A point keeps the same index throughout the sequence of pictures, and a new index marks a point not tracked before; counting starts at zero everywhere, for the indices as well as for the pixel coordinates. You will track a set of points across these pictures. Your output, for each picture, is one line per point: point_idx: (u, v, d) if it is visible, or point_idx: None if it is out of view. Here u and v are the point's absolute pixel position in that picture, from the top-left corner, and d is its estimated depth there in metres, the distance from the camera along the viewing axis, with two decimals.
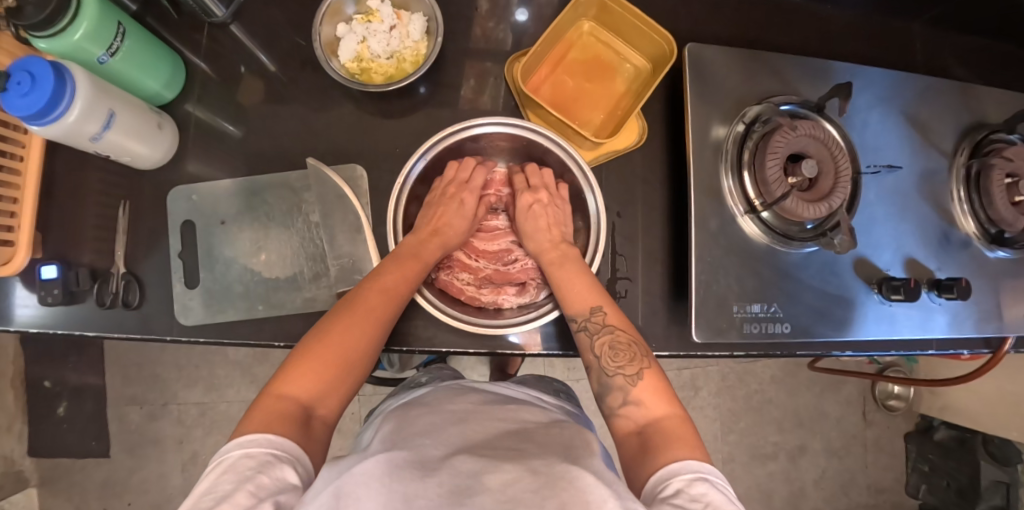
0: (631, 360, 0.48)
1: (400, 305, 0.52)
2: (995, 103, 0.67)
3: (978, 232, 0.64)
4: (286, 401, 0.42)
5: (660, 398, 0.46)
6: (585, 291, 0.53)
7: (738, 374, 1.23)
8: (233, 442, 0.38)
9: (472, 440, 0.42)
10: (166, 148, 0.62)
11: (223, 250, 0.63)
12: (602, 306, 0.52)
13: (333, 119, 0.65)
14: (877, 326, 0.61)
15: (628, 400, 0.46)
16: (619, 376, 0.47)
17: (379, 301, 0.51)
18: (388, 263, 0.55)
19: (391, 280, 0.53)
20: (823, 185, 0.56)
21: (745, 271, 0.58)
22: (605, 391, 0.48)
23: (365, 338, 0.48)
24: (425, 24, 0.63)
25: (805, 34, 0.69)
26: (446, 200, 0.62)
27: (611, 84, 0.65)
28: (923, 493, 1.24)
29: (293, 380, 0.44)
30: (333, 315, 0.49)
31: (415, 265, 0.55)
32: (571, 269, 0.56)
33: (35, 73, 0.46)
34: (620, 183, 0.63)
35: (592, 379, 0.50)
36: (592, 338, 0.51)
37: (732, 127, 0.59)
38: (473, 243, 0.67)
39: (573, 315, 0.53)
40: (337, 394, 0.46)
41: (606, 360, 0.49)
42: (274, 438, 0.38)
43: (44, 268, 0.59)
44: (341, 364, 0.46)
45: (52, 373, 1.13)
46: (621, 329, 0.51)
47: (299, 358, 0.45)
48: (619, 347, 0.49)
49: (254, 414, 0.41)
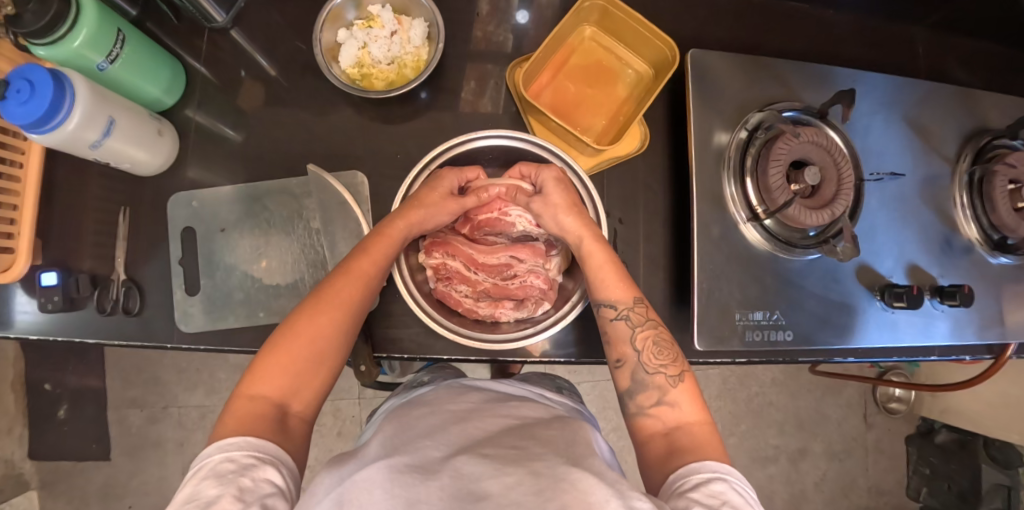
0: (674, 361, 0.47)
1: (369, 290, 0.51)
2: (996, 108, 0.66)
3: (980, 238, 0.64)
4: (259, 401, 0.42)
5: (696, 404, 0.45)
6: (619, 282, 0.51)
7: (739, 377, 1.23)
8: (214, 445, 0.38)
9: (474, 437, 0.42)
10: (167, 153, 0.62)
11: (223, 257, 0.63)
12: (641, 298, 0.51)
13: (333, 124, 0.65)
14: (879, 333, 0.61)
15: (663, 400, 0.46)
16: (660, 374, 0.47)
17: (345, 286, 0.49)
18: (355, 248, 0.53)
19: (362, 264, 0.51)
20: (826, 193, 0.56)
21: (747, 277, 0.58)
22: (638, 388, 0.47)
23: (333, 326, 0.47)
24: (426, 30, 0.63)
25: (807, 38, 0.69)
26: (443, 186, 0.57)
27: (613, 89, 0.65)
28: (924, 496, 1.23)
29: (263, 379, 0.44)
30: (301, 307, 0.48)
31: (383, 244, 0.53)
32: (601, 257, 0.53)
33: (34, 80, 0.46)
34: (622, 189, 0.63)
35: (622, 373, 0.48)
36: (634, 329, 0.49)
37: (734, 134, 0.58)
38: (470, 256, 0.61)
39: (614, 301, 0.51)
40: (311, 388, 0.46)
41: (649, 356, 0.48)
42: (254, 441, 0.38)
43: (45, 275, 0.59)
44: (312, 359, 0.46)
45: (53, 377, 1.13)
46: (663, 327, 0.50)
47: (268, 355, 0.45)
48: (662, 344, 0.48)
49: (228, 419, 0.41)
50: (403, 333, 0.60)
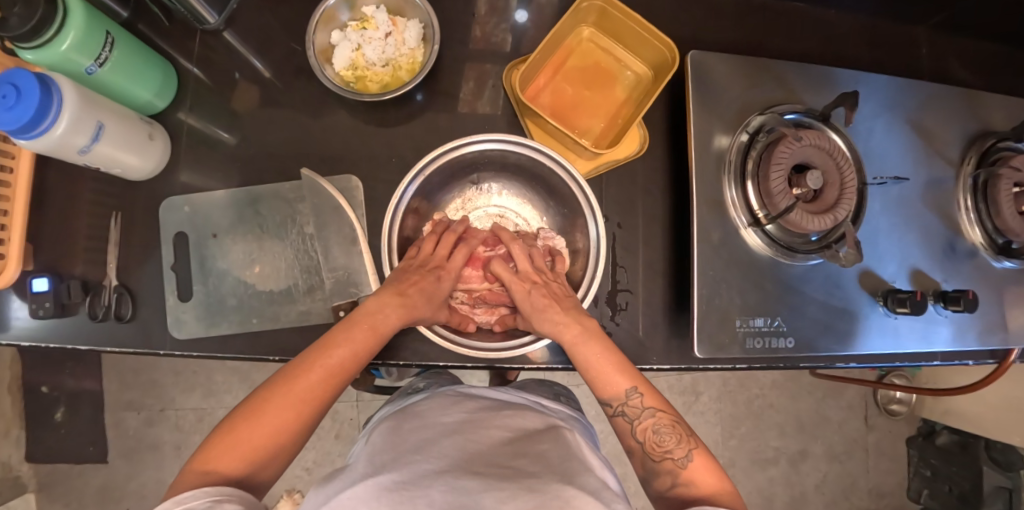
0: (679, 443, 0.48)
1: (343, 382, 0.49)
2: (1001, 110, 0.65)
3: (985, 242, 0.63)
4: (211, 477, 0.41)
5: (711, 473, 0.46)
6: (616, 374, 0.51)
7: (739, 379, 1.22)
8: (168, 501, 0.38)
9: (468, 450, 0.41)
10: (157, 159, 0.61)
11: (216, 262, 0.62)
12: (637, 389, 0.50)
13: (327, 127, 0.64)
14: (881, 339, 0.60)
15: (678, 482, 0.47)
16: (668, 459, 0.48)
17: (322, 378, 0.47)
18: (340, 331, 0.50)
19: (344, 353, 0.49)
20: (828, 197, 0.55)
21: (748, 284, 0.57)
22: (652, 475, 0.48)
23: (302, 415, 0.46)
24: (421, 31, 0.62)
25: (808, 39, 0.68)
26: (416, 273, 0.56)
27: (611, 91, 0.64)
28: (925, 497, 1.22)
29: (219, 455, 0.42)
30: (271, 387, 0.46)
31: (370, 337, 0.51)
32: (597, 349, 0.52)
33: (21, 85, 0.45)
34: (620, 193, 0.62)
35: (635, 461, 0.50)
36: (633, 423, 0.50)
37: (735, 137, 0.57)
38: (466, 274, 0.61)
39: (607, 400, 0.51)
40: (268, 471, 0.45)
41: (651, 446, 0.49)
42: (210, 487, 0.39)
43: (35, 280, 0.58)
44: (271, 446, 0.44)
45: (49, 379, 1.12)
46: (662, 411, 0.50)
47: (227, 434, 0.43)
48: (664, 431, 0.49)
49: (181, 482, 0.41)
50: (399, 340, 0.59)
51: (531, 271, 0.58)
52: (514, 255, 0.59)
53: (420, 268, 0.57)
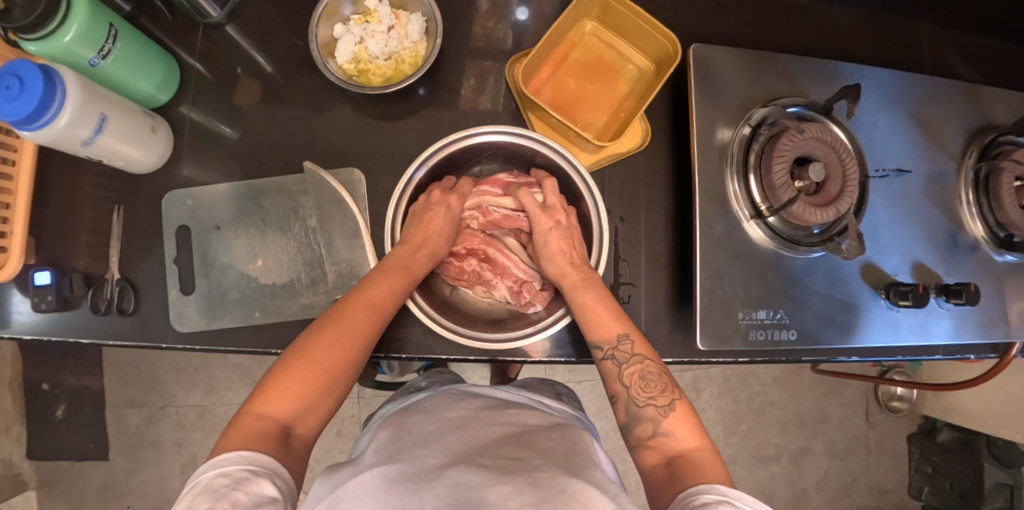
0: (662, 391, 0.47)
1: (382, 320, 0.50)
2: (1003, 104, 0.65)
3: (987, 236, 0.63)
4: (265, 420, 0.41)
5: (693, 431, 0.45)
6: (608, 318, 0.52)
7: (741, 376, 1.22)
8: (208, 462, 0.36)
9: (472, 444, 0.41)
10: (160, 152, 0.61)
11: (218, 255, 0.62)
12: (629, 335, 0.51)
13: (329, 121, 0.64)
14: (883, 331, 0.60)
15: (658, 432, 0.45)
16: (651, 406, 0.47)
17: (363, 315, 0.49)
18: (373, 275, 0.53)
19: (380, 292, 0.51)
20: (831, 189, 0.55)
21: (750, 278, 0.57)
22: (634, 422, 0.47)
23: (349, 353, 0.46)
24: (424, 25, 0.62)
25: (810, 33, 0.68)
26: (426, 210, 0.58)
27: (613, 85, 0.64)
28: (926, 495, 1.22)
29: (274, 397, 0.42)
30: (315, 329, 0.47)
31: (403, 277, 0.53)
32: (594, 296, 0.53)
33: (24, 77, 0.45)
34: (623, 187, 0.62)
35: (619, 408, 0.49)
36: (621, 367, 0.49)
37: (737, 130, 0.57)
38: (482, 197, 0.62)
39: (597, 343, 0.51)
40: (319, 413, 0.44)
41: (636, 390, 0.48)
42: (250, 455, 0.37)
43: (38, 274, 0.58)
44: (323, 384, 0.44)
45: (51, 376, 1.12)
46: (650, 359, 0.49)
47: (280, 374, 0.43)
48: (649, 377, 0.48)
49: (230, 436, 0.39)
50: (402, 334, 0.59)
51: (557, 206, 0.59)
52: (546, 187, 0.59)
53: (429, 205, 0.59)
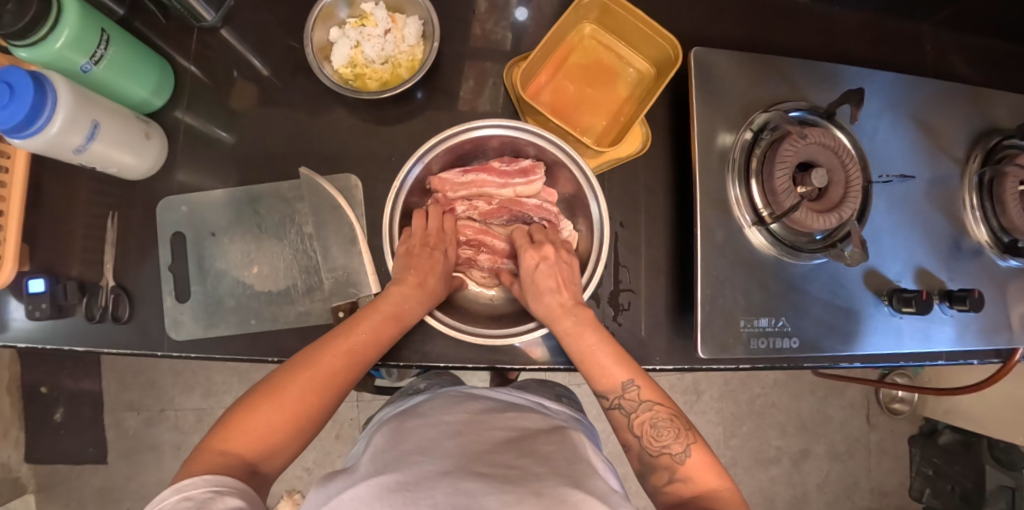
0: (676, 438, 0.47)
1: (362, 367, 0.49)
2: (1007, 106, 0.65)
3: (990, 241, 0.62)
4: (227, 456, 0.41)
5: (711, 470, 0.45)
6: (613, 366, 0.50)
7: (741, 378, 1.22)
8: (171, 487, 0.37)
9: (472, 450, 0.41)
10: (154, 157, 0.60)
11: (214, 262, 0.61)
12: (634, 381, 0.49)
13: (326, 125, 0.63)
14: (886, 339, 0.59)
15: (675, 478, 0.46)
16: (665, 455, 0.46)
17: (341, 362, 0.47)
18: (361, 316, 0.51)
19: (361, 338, 0.49)
20: (833, 195, 0.54)
21: (752, 284, 0.56)
22: (649, 470, 0.47)
23: (319, 399, 0.45)
24: (421, 28, 0.61)
25: (813, 35, 0.67)
26: (421, 255, 0.55)
27: (613, 88, 0.63)
28: (927, 497, 1.22)
29: (236, 436, 0.42)
30: (290, 369, 0.46)
31: (390, 323, 0.52)
32: (591, 338, 0.51)
33: (13, 83, 0.44)
34: (623, 192, 0.62)
35: (632, 456, 0.49)
36: (630, 416, 0.48)
37: (739, 135, 0.57)
38: (482, 186, 0.60)
39: (603, 392, 0.50)
40: (282, 454, 0.44)
41: (648, 440, 0.47)
42: (212, 477, 0.37)
43: (32, 282, 0.58)
44: (288, 429, 0.44)
45: (49, 380, 1.11)
46: (660, 404, 0.48)
47: (246, 413, 0.43)
48: (661, 425, 0.47)
49: (193, 464, 0.40)
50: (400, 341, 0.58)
51: (547, 244, 0.56)
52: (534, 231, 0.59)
53: (425, 249, 0.56)
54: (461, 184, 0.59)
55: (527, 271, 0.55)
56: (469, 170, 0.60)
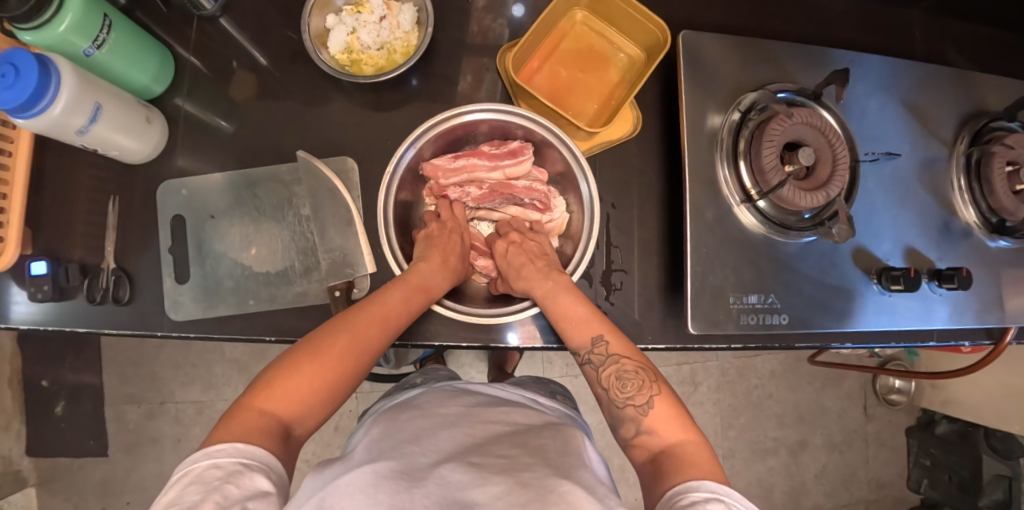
0: (640, 389, 0.47)
1: (393, 335, 0.51)
2: (996, 89, 0.65)
3: (978, 221, 0.63)
4: (266, 417, 0.41)
5: (677, 425, 0.46)
6: (584, 323, 0.52)
7: (738, 369, 1.22)
8: (202, 451, 0.37)
9: (466, 444, 0.42)
10: (155, 141, 0.61)
11: (212, 244, 0.63)
12: (603, 336, 0.51)
13: (324, 112, 0.64)
14: (877, 317, 0.60)
15: (641, 430, 0.46)
16: (630, 406, 0.47)
17: (374, 325, 0.49)
18: (391, 286, 0.53)
19: (392, 306, 0.51)
20: (821, 173, 0.56)
21: (743, 263, 0.57)
22: (618, 422, 0.48)
23: (355, 360, 0.47)
24: (416, 14, 0.62)
25: (803, 21, 0.68)
26: (440, 237, 0.59)
27: (604, 73, 0.65)
28: (925, 487, 1.22)
29: (277, 395, 0.42)
30: (326, 331, 0.47)
31: (419, 295, 0.53)
32: (566, 299, 0.54)
33: (19, 65, 0.46)
34: (617, 176, 0.63)
35: (604, 410, 0.50)
36: (598, 370, 0.50)
37: (727, 116, 0.58)
38: (472, 171, 0.61)
39: (576, 348, 0.52)
40: (320, 413, 0.44)
41: (615, 392, 0.48)
42: (242, 446, 0.37)
43: (33, 264, 0.59)
44: (325, 389, 0.44)
45: (51, 373, 1.12)
46: (627, 358, 0.49)
47: (286, 372, 0.44)
48: (627, 376, 0.48)
49: (228, 425, 0.39)
50: None
51: (511, 232, 0.62)
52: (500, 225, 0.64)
53: (444, 232, 0.60)
54: (455, 168, 0.61)
55: (501, 256, 0.60)
56: (460, 155, 0.62)
